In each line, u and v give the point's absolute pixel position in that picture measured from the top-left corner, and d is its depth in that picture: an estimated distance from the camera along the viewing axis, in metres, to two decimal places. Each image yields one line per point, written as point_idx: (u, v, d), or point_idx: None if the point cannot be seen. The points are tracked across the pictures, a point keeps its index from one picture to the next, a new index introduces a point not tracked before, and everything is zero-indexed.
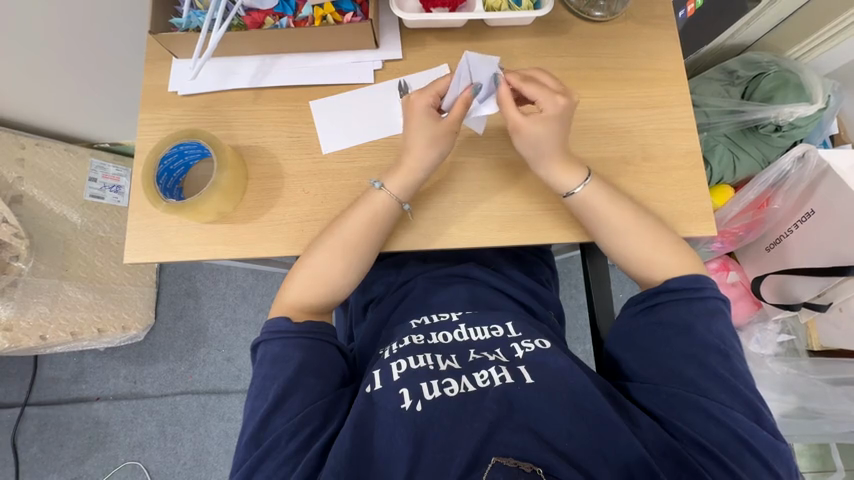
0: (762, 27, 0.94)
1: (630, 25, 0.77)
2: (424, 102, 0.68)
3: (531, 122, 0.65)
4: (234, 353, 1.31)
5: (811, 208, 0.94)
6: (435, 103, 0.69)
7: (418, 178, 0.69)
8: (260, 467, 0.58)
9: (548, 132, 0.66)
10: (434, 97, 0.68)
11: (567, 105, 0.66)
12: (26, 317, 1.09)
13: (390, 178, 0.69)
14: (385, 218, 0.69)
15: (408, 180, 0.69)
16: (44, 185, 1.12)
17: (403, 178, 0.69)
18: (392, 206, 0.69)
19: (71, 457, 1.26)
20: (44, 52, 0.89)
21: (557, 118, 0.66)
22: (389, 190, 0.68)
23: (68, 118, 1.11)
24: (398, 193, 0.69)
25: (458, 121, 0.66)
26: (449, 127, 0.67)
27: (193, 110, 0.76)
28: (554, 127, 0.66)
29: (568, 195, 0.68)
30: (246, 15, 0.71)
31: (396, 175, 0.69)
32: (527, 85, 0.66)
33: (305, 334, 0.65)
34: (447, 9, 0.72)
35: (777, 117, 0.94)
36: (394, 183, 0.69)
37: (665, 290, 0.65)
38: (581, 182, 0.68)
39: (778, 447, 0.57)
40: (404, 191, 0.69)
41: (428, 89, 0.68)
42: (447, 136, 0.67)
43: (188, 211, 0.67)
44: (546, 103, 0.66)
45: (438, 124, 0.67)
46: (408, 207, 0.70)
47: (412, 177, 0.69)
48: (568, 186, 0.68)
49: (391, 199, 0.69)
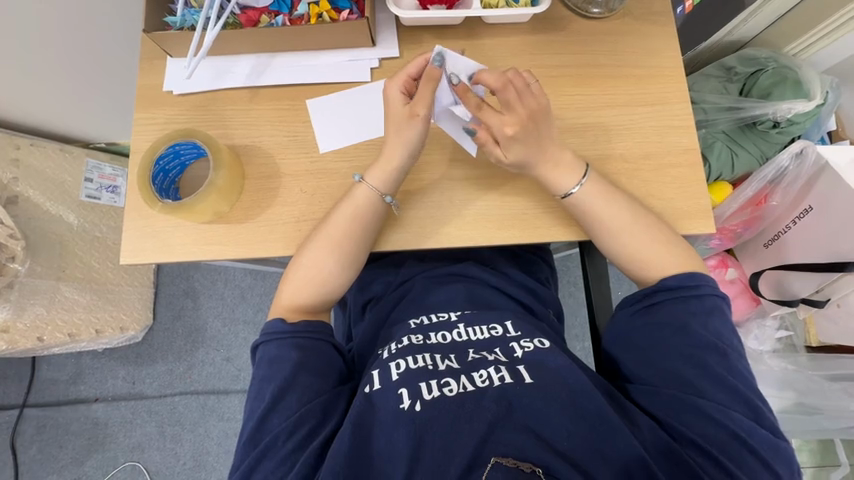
0: (761, 23, 0.93)
1: (629, 22, 0.77)
2: (396, 88, 0.68)
3: (505, 156, 0.66)
4: (233, 353, 1.31)
5: (809, 204, 0.94)
6: (408, 88, 0.68)
7: (398, 169, 0.69)
8: (258, 467, 0.58)
9: (521, 157, 0.66)
10: (407, 82, 0.68)
11: (524, 126, 0.64)
12: (23, 319, 1.08)
13: (369, 171, 0.69)
14: (367, 217, 0.69)
15: (388, 171, 0.68)
16: (39, 186, 1.11)
17: (381, 169, 0.68)
18: (374, 199, 0.69)
19: (71, 458, 1.26)
20: (39, 52, 0.88)
21: (511, 142, 0.65)
22: (370, 183, 0.68)
23: (64, 118, 1.10)
24: (377, 185, 0.68)
25: (424, 104, 0.66)
26: (412, 110, 0.66)
27: (189, 109, 0.75)
28: (512, 148, 0.65)
29: (566, 196, 0.68)
30: (242, 13, 0.71)
31: (377, 167, 0.69)
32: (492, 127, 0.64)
33: (300, 333, 0.65)
34: (445, 6, 0.72)
35: (776, 114, 0.93)
36: (375, 176, 0.68)
37: (660, 290, 0.65)
38: (577, 182, 0.68)
39: (777, 445, 0.58)
40: (384, 183, 0.69)
41: (398, 73, 0.68)
42: (414, 121, 0.67)
43: (184, 211, 0.67)
44: (497, 133, 0.64)
45: (402, 109, 0.67)
46: (390, 199, 0.69)
47: (391, 168, 0.68)
48: (565, 187, 0.68)
49: (373, 192, 0.68)
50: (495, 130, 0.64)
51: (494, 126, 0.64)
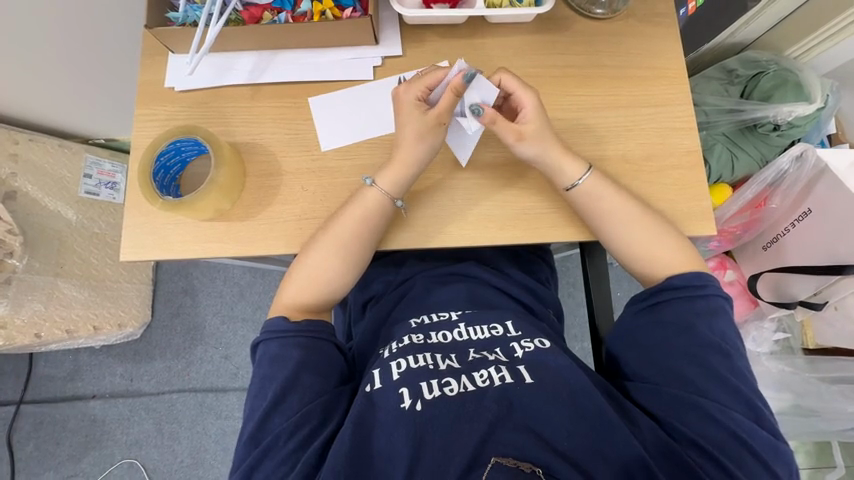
0: (761, 26, 0.94)
1: (631, 23, 0.77)
2: (412, 94, 0.68)
3: (524, 125, 0.67)
4: (231, 351, 1.31)
5: (808, 207, 0.95)
6: (424, 96, 0.69)
7: (410, 173, 0.69)
8: (259, 467, 0.58)
9: (541, 125, 0.68)
10: (423, 90, 0.68)
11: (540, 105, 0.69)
12: (21, 315, 1.08)
13: (381, 175, 0.69)
14: (372, 218, 0.68)
15: (399, 175, 0.68)
16: (38, 182, 1.10)
17: (395, 173, 0.68)
18: (384, 202, 0.68)
19: (68, 456, 1.26)
20: (39, 47, 0.87)
21: (538, 112, 0.68)
22: (380, 187, 0.68)
23: (63, 113, 1.09)
24: (389, 188, 0.68)
25: (445, 113, 0.66)
26: (436, 119, 0.67)
27: (190, 106, 0.75)
28: (540, 119, 0.68)
29: (571, 188, 0.68)
30: (244, 9, 0.71)
31: (389, 170, 0.69)
32: (521, 96, 0.67)
33: (303, 332, 0.65)
34: (447, 5, 0.72)
35: (776, 117, 0.94)
36: (385, 179, 0.68)
37: (666, 289, 0.65)
38: (581, 174, 0.68)
39: (777, 447, 0.58)
40: (395, 187, 0.69)
41: (415, 81, 0.68)
42: (434, 129, 0.67)
43: (186, 208, 0.67)
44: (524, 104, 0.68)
45: (424, 116, 0.67)
46: (400, 203, 0.69)
47: (403, 173, 0.69)
48: (570, 178, 0.68)
49: (382, 195, 0.68)
50: (519, 104, 0.68)
51: (517, 100, 0.68)
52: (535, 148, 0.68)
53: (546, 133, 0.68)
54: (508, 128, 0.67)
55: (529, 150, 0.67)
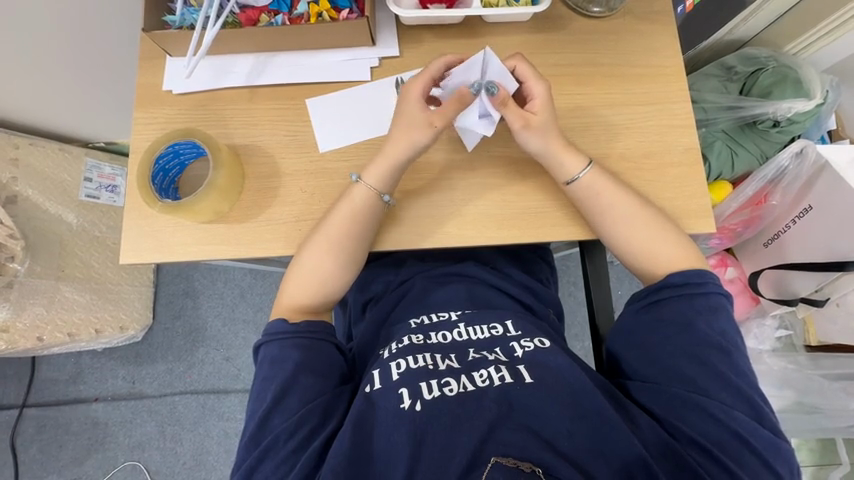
0: (759, 23, 0.94)
1: (629, 20, 0.77)
2: (416, 89, 0.68)
3: (533, 115, 0.67)
4: (233, 353, 1.31)
5: (809, 204, 0.95)
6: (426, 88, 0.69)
7: (394, 167, 0.68)
8: (259, 468, 0.58)
9: (548, 117, 0.67)
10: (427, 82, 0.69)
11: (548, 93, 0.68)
12: (23, 319, 1.08)
13: (367, 170, 0.69)
14: (367, 217, 0.69)
15: (385, 169, 0.68)
16: (39, 185, 1.11)
17: (379, 169, 0.68)
18: (371, 197, 0.68)
19: (71, 458, 1.26)
20: (37, 51, 0.88)
21: (546, 103, 0.68)
22: (367, 182, 0.68)
23: (63, 118, 1.10)
24: (375, 183, 0.68)
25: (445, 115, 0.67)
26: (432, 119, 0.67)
27: (188, 108, 0.75)
28: (546, 110, 0.67)
29: (571, 182, 0.68)
30: (241, 12, 0.71)
31: (375, 167, 0.69)
32: (533, 85, 0.67)
33: (302, 333, 0.65)
34: (444, 6, 0.72)
35: (775, 113, 0.93)
36: (371, 174, 0.68)
37: (667, 286, 0.64)
38: (582, 169, 0.68)
39: (779, 446, 0.58)
40: (383, 183, 0.69)
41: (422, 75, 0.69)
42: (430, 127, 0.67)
43: (184, 212, 0.68)
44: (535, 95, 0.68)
45: (419, 110, 0.68)
46: (387, 198, 0.69)
47: (388, 166, 0.68)
48: (570, 172, 0.68)
49: (370, 190, 0.68)
50: (529, 94, 0.68)
51: (527, 90, 0.68)
52: (538, 142, 0.67)
53: (550, 125, 0.67)
54: (515, 116, 0.66)
55: (535, 142, 0.67)
